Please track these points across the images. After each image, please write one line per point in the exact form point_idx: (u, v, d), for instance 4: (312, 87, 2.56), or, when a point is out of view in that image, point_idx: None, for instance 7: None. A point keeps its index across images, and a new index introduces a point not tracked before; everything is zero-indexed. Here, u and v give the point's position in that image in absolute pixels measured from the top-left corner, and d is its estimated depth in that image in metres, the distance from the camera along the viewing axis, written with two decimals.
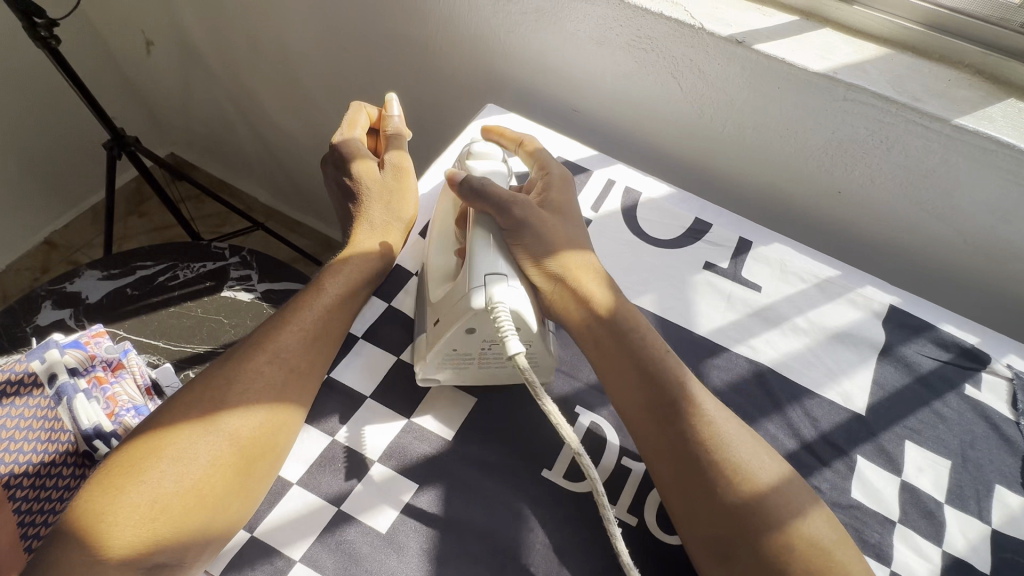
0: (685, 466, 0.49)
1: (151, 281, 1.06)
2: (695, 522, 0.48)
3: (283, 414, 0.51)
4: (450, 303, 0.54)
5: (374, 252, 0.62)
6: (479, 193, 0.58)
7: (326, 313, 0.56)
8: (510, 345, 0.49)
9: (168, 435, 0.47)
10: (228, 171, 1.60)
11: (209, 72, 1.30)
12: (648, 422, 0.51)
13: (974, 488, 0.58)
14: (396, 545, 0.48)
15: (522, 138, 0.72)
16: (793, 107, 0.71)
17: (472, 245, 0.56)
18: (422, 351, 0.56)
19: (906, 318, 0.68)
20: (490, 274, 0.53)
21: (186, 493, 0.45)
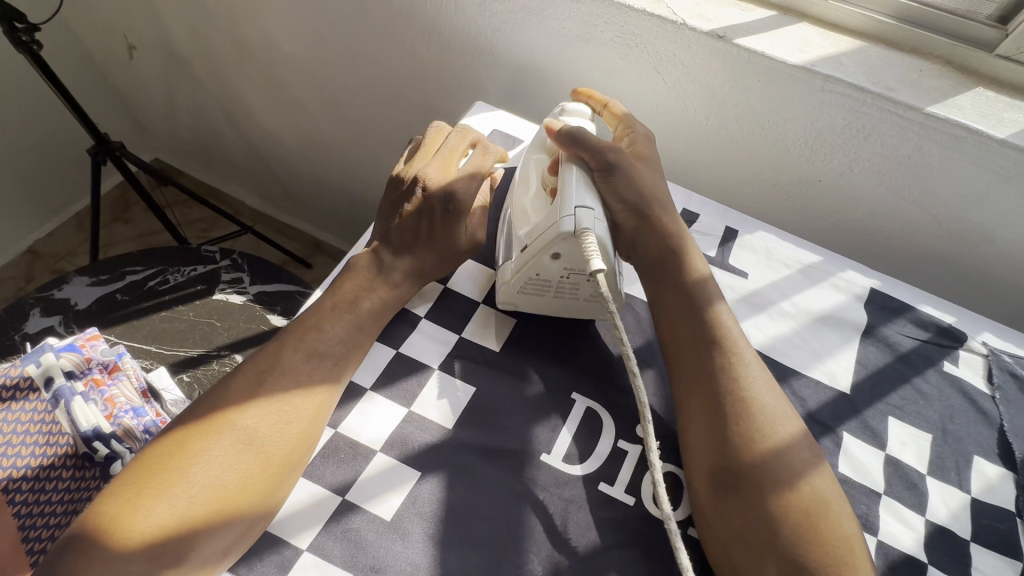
0: (711, 399, 0.53)
1: (142, 286, 1.06)
2: (704, 454, 0.52)
3: (304, 427, 0.51)
4: (537, 231, 0.58)
5: (405, 288, 0.61)
6: (579, 140, 0.61)
7: (350, 332, 0.57)
8: (593, 266, 0.52)
9: (191, 446, 0.48)
10: (215, 175, 1.59)
11: (194, 76, 1.29)
12: (686, 352, 0.56)
13: (954, 459, 0.61)
14: (401, 531, 0.49)
15: (609, 101, 0.73)
16: (774, 100, 0.74)
17: (563, 179, 0.59)
18: (508, 275, 0.60)
19: (887, 300, 0.71)
20: (580, 207, 0.56)
21: (207, 503, 0.46)
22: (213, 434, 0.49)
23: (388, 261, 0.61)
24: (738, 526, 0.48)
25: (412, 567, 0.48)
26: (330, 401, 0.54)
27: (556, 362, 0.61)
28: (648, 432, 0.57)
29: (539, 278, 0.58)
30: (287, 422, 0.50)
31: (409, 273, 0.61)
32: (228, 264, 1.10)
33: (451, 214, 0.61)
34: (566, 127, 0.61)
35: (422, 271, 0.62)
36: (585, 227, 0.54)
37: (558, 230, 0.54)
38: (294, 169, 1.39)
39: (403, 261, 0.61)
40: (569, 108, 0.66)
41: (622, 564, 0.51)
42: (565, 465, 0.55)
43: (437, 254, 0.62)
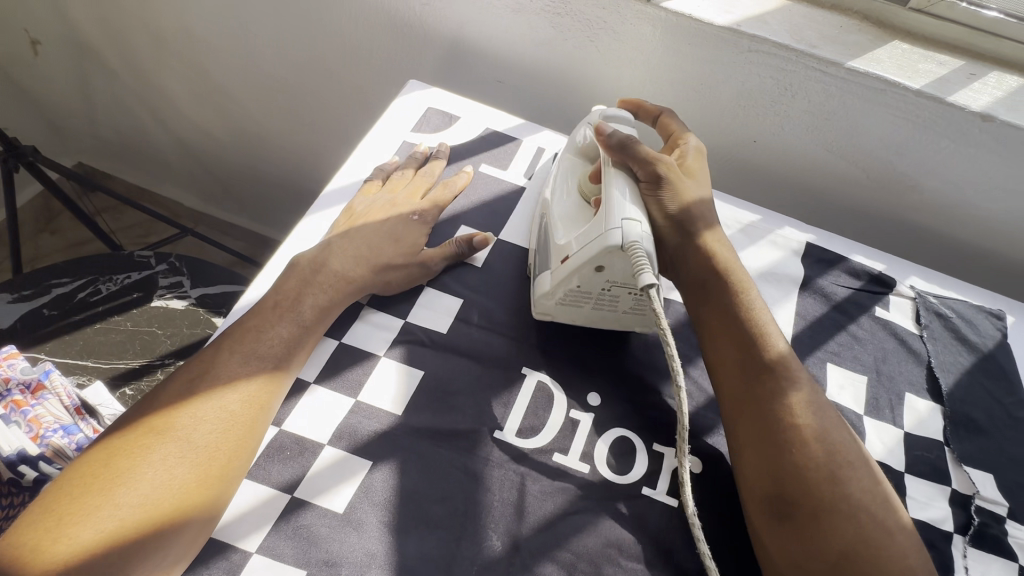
0: (766, 425, 0.51)
1: (71, 299, 0.99)
2: (755, 481, 0.50)
3: (242, 434, 0.49)
4: (579, 243, 0.55)
5: (353, 284, 0.59)
6: (627, 147, 0.59)
7: (291, 334, 0.55)
8: (643, 278, 0.50)
9: (121, 461, 0.46)
10: (146, 176, 1.50)
11: (109, 70, 1.20)
12: (739, 376, 0.54)
13: (889, 398, 0.64)
14: (355, 522, 0.48)
15: (661, 111, 0.69)
16: (705, 63, 0.74)
17: (608, 183, 0.57)
18: (547, 285, 0.57)
19: (822, 253, 0.73)
20: (626, 219, 0.53)
21: (139, 517, 0.44)
22: (144, 446, 0.47)
23: (337, 259, 0.60)
24: (796, 556, 0.47)
25: (369, 557, 0.47)
26: (270, 405, 0.51)
27: (505, 339, 0.61)
28: (599, 399, 0.58)
29: (579, 289, 0.56)
30: (222, 428, 0.49)
31: (359, 268, 0.60)
32: (164, 269, 1.05)
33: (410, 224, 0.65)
34: (615, 132, 0.60)
35: (374, 269, 0.60)
36: (631, 238, 0.52)
37: (605, 244, 0.52)
38: (231, 164, 1.33)
39: (354, 257, 0.60)
40: (611, 115, 0.63)
41: (580, 530, 0.51)
42: (519, 440, 0.55)
43: (395, 251, 0.62)
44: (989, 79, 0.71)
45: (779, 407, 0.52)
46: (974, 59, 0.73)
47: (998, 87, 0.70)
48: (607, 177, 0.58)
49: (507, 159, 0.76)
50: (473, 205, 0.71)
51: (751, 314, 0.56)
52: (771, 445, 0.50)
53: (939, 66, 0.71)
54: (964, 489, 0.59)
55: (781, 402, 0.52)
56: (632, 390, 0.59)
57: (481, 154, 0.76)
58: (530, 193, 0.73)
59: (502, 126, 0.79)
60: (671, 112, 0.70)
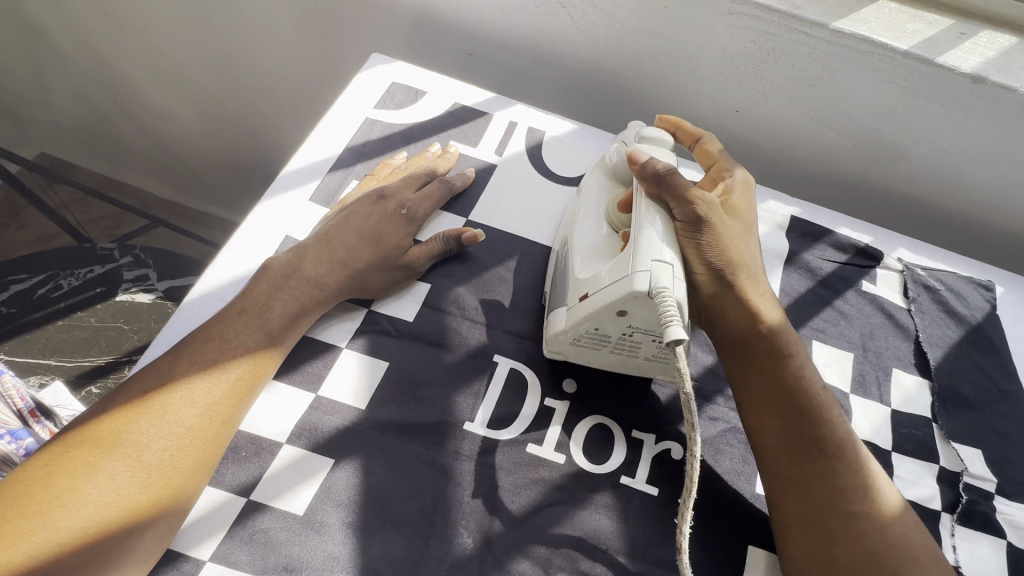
0: (819, 513, 0.47)
1: (31, 296, 0.95)
2: (807, 568, 0.46)
3: (201, 450, 0.45)
4: (604, 279, 0.49)
5: (326, 291, 0.54)
6: (666, 181, 0.52)
7: (257, 345, 0.50)
8: (670, 334, 0.43)
9: (59, 479, 0.41)
10: (111, 165, 1.43)
11: (61, 52, 1.14)
12: (792, 457, 0.49)
13: (876, 374, 0.62)
14: (316, 524, 0.46)
15: (701, 134, 0.63)
16: (685, 28, 0.70)
17: (641, 216, 0.51)
18: (559, 325, 0.52)
19: (807, 226, 0.71)
20: (656, 261, 0.47)
21: (82, 539, 0.40)
22: (88, 461, 0.42)
23: (308, 257, 0.55)
24: None
25: (331, 560, 0.45)
26: (231, 419, 0.47)
27: (476, 326, 0.57)
28: (575, 386, 0.55)
29: (596, 332, 0.51)
30: (178, 445, 0.45)
31: (336, 271, 0.55)
32: (129, 262, 1.02)
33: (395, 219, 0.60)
34: (653, 160, 0.53)
35: (351, 274, 0.56)
36: (657, 284, 0.46)
37: (629, 289, 0.46)
38: (199, 151, 1.27)
39: (331, 256, 0.56)
40: (647, 136, 0.59)
41: (555, 523, 0.49)
42: (491, 430, 0.52)
43: (375, 253, 0.57)
44: (980, 38, 0.68)
45: (835, 494, 0.47)
46: (964, 18, 0.69)
47: (989, 47, 0.67)
48: (637, 213, 0.52)
49: (477, 136, 0.72)
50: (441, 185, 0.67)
51: (800, 387, 0.51)
52: (825, 531, 0.46)
53: (929, 26, 0.68)
54: (952, 466, 0.57)
55: (835, 487, 0.48)
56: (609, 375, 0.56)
57: (449, 131, 0.72)
58: (502, 171, 0.69)
59: (471, 100, 0.74)
60: (713, 136, 0.64)
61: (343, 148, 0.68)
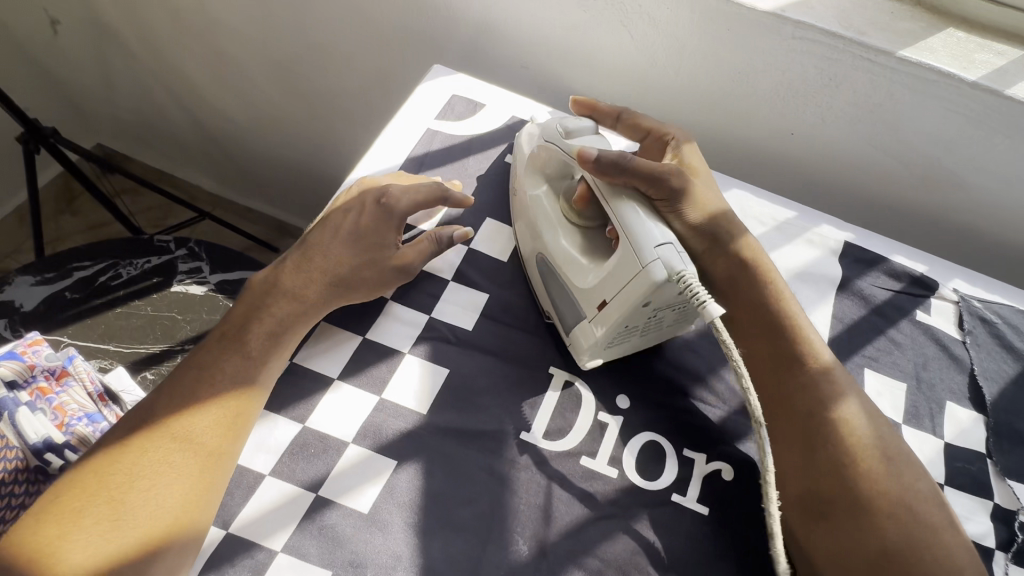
0: (802, 423, 0.53)
1: (92, 282, 0.99)
2: (794, 480, 0.51)
3: (224, 436, 0.48)
4: (613, 282, 0.51)
5: (309, 299, 0.55)
6: (625, 167, 0.54)
7: (249, 353, 0.52)
8: (709, 311, 0.47)
9: (105, 485, 0.45)
10: (164, 159, 1.49)
11: (128, 51, 1.19)
12: (773, 373, 0.55)
13: (928, 406, 0.62)
14: (380, 523, 0.48)
15: (620, 111, 0.69)
16: (745, 51, 0.71)
17: (624, 216, 0.52)
18: (591, 335, 0.53)
19: (860, 253, 0.70)
20: (660, 245, 0.49)
21: (133, 534, 0.43)
22: (90, 507, 0.43)
23: (293, 270, 0.57)
24: (832, 550, 0.48)
25: (395, 559, 0.47)
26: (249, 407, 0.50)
27: (531, 337, 0.59)
28: (628, 402, 0.56)
29: (625, 327, 0.52)
30: (203, 437, 0.47)
31: (323, 277, 0.57)
32: (185, 253, 1.03)
33: (384, 214, 0.59)
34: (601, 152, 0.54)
35: (339, 276, 0.56)
36: (672, 266, 0.48)
37: (650, 281, 0.48)
38: (250, 149, 1.32)
39: (318, 262, 0.57)
40: (570, 128, 0.60)
41: (608, 536, 0.50)
42: (546, 441, 0.53)
43: (362, 255, 0.58)
44: None
45: (823, 420, 0.52)
46: None
47: None
48: (618, 214, 0.52)
49: None
50: (498, 198, 0.69)
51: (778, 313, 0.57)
52: (806, 442, 0.52)
53: (997, 56, 0.67)
54: (1007, 504, 0.57)
55: (815, 401, 0.53)
56: (661, 392, 0.57)
57: (507, 144, 0.73)
58: None
59: (529, 115, 0.76)
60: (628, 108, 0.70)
61: (405, 158, 0.71)
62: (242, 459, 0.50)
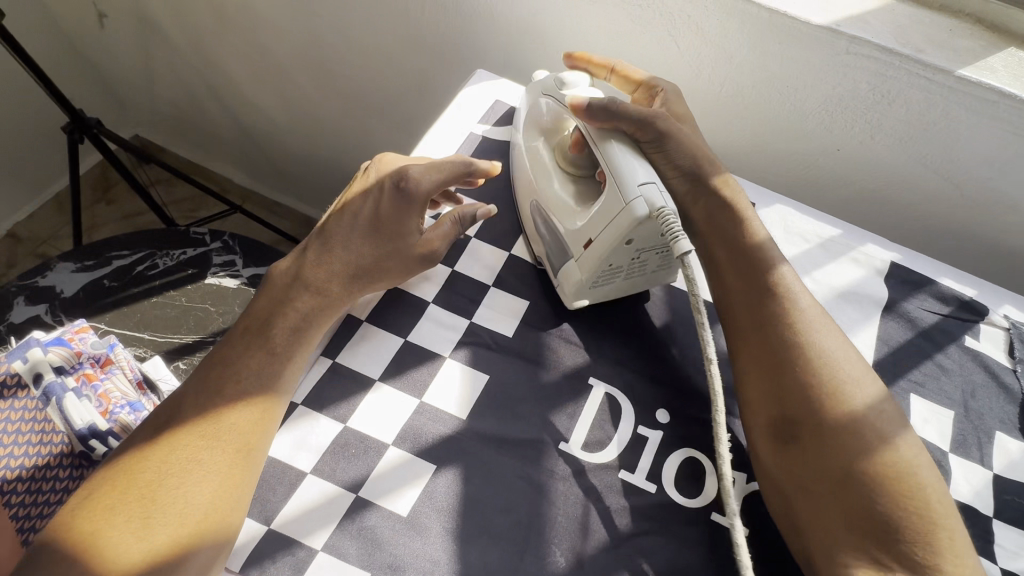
0: (768, 348, 0.53)
1: (129, 272, 1.00)
2: (761, 405, 0.53)
3: (253, 433, 0.47)
4: (599, 222, 0.54)
5: (332, 292, 0.55)
6: (615, 112, 0.56)
7: (272, 349, 0.51)
8: (681, 246, 0.49)
9: (136, 483, 0.44)
10: (199, 152, 1.52)
11: (172, 45, 1.21)
12: (744, 303, 0.56)
13: (977, 435, 0.60)
14: (419, 527, 0.48)
15: (611, 63, 0.69)
16: (795, 64, 0.70)
17: (609, 156, 0.54)
18: (575, 274, 0.56)
19: (907, 274, 0.69)
20: (643, 183, 0.51)
21: (165, 534, 0.42)
22: (121, 506, 0.43)
23: (313, 263, 0.56)
24: (798, 476, 0.49)
25: (433, 564, 0.47)
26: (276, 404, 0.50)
27: (571, 346, 0.59)
28: (668, 417, 0.56)
29: (609, 267, 0.55)
30: (232, 433, 0.47)
31: (345, 269, 0.56)
32: (219, 247, 1.03)
33: (405, 197, 0.56)
34: (593, 101, 0.56)
35: (360, 267, 0.56)
36: (653, 203, 0.50)
37: (631, 218, 0.50)
38: (285, 146, 1.33)
39: (337, 254, 0.56)
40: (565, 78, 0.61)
41: (645, 553, 0.49)
42: (585, 453, 0.53)
43: (381, 246, 0.56)
44: None
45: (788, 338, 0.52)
46: None
47: None
48: (604, 155, 0.55)
49: None
50: None
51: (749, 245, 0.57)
52: (772, 367, 0.52)
53: None
54: None
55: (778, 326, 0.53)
56: (702, 408, 0.56)
57: None
58: None
59: None
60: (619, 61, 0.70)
61: None
62: (283, 457, 0.50)
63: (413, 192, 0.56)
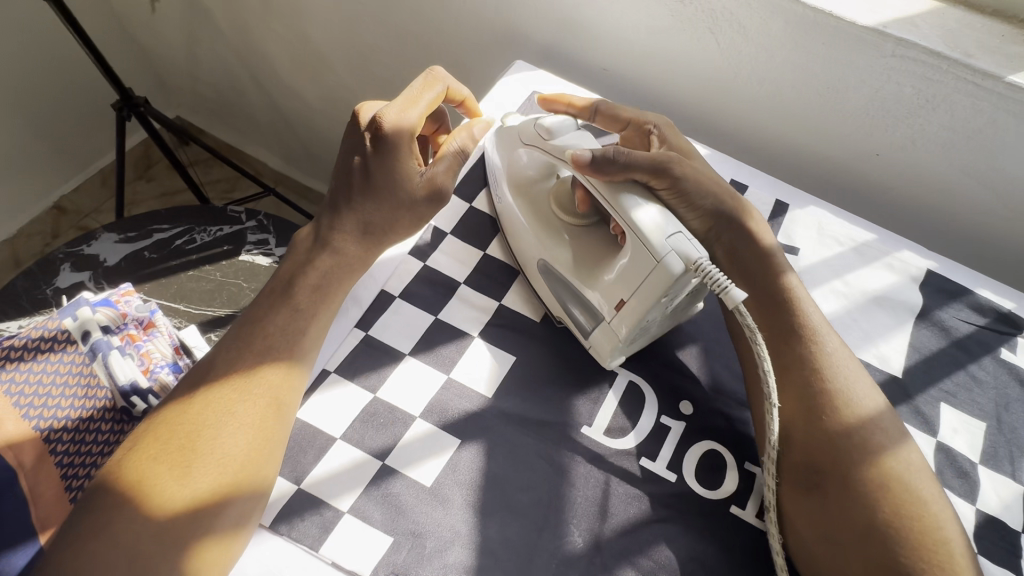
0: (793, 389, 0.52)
1: (169, 245, 1.02)
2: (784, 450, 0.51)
3: (283, 389, 0.48)
4: (632, 283, 0.51)
5: (350, 252, 0.54)
6: (626, 161, 0.53)
7: (296, 308, 0.51)
8: (733, 296, 0.49)
9: (174, 435, 0.45)
10: (237, 135, 1.56)
11: (218, 30, 1.25)
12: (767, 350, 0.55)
13: (1008, 449, 0.59)
14: (441, 497, 0.49)
15: (595, 104, 0.67)
16: (838, 65, 0.69)
17: (630, 214, 0.51)
18: (609, 338, 0.54)
19: (943, 283, 0.67)
20: (672, 236, 0.49)
21: (206, 483, 0.44)
22: (163, 457, 0.44)
23: (329, 226, 0.54)
24: (819, 524, 0.48)
25: (453, 534, 0.48)
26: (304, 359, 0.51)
27: None
28: (691, 408, 0.56)
29: (647, 324, 0.53)
30: (265, 388, 0.48)
31: (357, 229, 0.54)
32: (254, 226, 1.05)
33: (393, 141, 0.52)
34: (595, 153, 0.52)
35: (376, 227, 0.55)
36: (688, 256, 0.48)
37: (671, 276, 0.48)
38: (320, 132, 1.36)
39: (346, 216, 0.54)
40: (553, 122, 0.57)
41: (664, 540, 0.50)
42: (606, 437, 0.54)
43: (388, 201, 0.54)
44: None
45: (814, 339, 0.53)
46: None
47: None
48: (624, 213, 0.51)
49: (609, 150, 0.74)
50: None
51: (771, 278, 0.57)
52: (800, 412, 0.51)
53: None
54: None
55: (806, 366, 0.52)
56: (726, 403, 0.56)
57: None
58: None
59: None
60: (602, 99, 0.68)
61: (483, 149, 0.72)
62: (315, 421, 0.52)
63: (401, 136, 0.53)
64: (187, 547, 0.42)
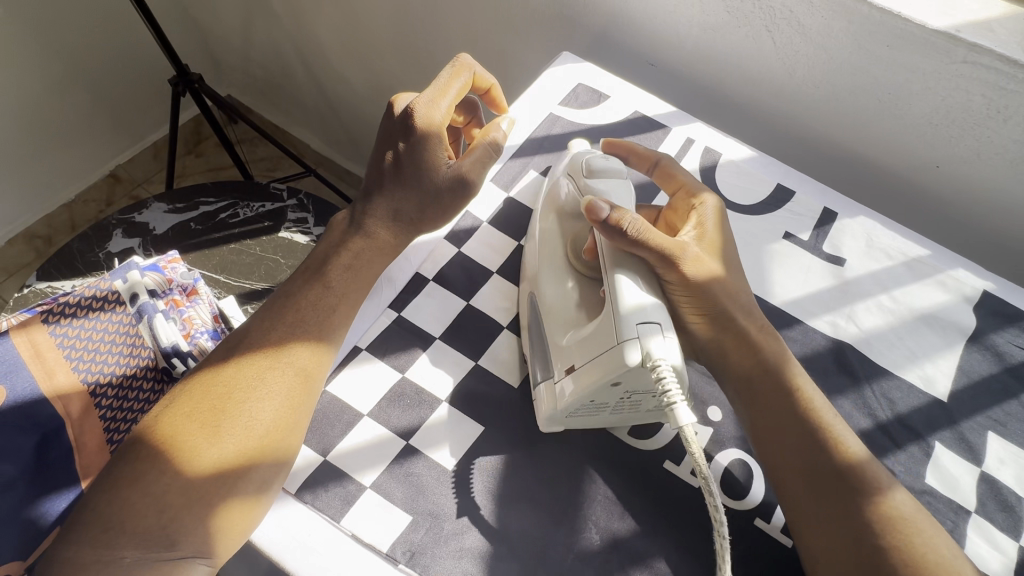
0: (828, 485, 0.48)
1: (213, 218, 1.05)
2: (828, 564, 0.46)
3: (312, 363, 0.50)
4: (589, 355, 0.48)
5: (381, 237, 0.54)
6: (641, 241, 0.49)
7: (326, 287, 0.52)
8: (677, 416, 0.44)
9: (206, 396, 0.47)
10: (282, 115, 1.60)
11: (271, 11, 1.28)
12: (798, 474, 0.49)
13: None
14: (461, 481, 0.50)
15: (658, 159, 0.61)
16: (903, 69, 0.65)
17: (617, 288, 0.48)
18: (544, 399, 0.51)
19: (1001, 306, 0.63)
20: (643, 328, 0.46)
21: (233, 446, 0.45)
22: (196, 414, 0.46)
23: (362, 210, 0.55)
24: None
25: (471, 519, 0.49)
26: (333, 335, 0.51)
27: None
28: (720, 415, 0.56)
29: (591, 403, 0.49)
30: (295, 361, 0.49)
31: (388, 216, 0.54)
32: (294, 204, 1.07)
33: (420, 129, 0.52)
34: (610, 215, 0.49)
35: (406, 219, 0.54)
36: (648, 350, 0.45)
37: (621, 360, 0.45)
38: (362, 116, 1.38)
39: (381, 201, 0.54)
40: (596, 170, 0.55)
41: (683, 547, 0.49)
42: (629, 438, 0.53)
43: (419, 191, 0.54)
44: None
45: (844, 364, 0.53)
46: None
47: None
48: (613, 283, 0.49)
49: (653, 146, 0.72)
50: None
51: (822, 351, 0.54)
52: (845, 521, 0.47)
53: None
54: None
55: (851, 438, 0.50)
56: None
57: (625, 138, 0.73)
58: None
59: (652, 111, 0.75)
60: (671, 158, 0.62)
61: (525, 139, 0.72)
62: (343, 396, 0.53)
63: (427, 124, 0.52)
64: (211, 505, 0.44)
